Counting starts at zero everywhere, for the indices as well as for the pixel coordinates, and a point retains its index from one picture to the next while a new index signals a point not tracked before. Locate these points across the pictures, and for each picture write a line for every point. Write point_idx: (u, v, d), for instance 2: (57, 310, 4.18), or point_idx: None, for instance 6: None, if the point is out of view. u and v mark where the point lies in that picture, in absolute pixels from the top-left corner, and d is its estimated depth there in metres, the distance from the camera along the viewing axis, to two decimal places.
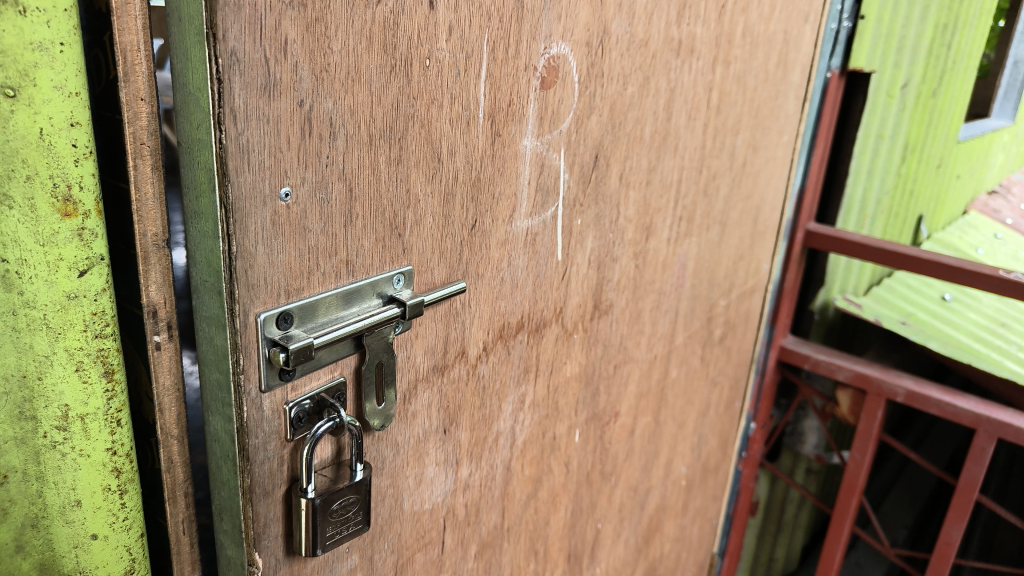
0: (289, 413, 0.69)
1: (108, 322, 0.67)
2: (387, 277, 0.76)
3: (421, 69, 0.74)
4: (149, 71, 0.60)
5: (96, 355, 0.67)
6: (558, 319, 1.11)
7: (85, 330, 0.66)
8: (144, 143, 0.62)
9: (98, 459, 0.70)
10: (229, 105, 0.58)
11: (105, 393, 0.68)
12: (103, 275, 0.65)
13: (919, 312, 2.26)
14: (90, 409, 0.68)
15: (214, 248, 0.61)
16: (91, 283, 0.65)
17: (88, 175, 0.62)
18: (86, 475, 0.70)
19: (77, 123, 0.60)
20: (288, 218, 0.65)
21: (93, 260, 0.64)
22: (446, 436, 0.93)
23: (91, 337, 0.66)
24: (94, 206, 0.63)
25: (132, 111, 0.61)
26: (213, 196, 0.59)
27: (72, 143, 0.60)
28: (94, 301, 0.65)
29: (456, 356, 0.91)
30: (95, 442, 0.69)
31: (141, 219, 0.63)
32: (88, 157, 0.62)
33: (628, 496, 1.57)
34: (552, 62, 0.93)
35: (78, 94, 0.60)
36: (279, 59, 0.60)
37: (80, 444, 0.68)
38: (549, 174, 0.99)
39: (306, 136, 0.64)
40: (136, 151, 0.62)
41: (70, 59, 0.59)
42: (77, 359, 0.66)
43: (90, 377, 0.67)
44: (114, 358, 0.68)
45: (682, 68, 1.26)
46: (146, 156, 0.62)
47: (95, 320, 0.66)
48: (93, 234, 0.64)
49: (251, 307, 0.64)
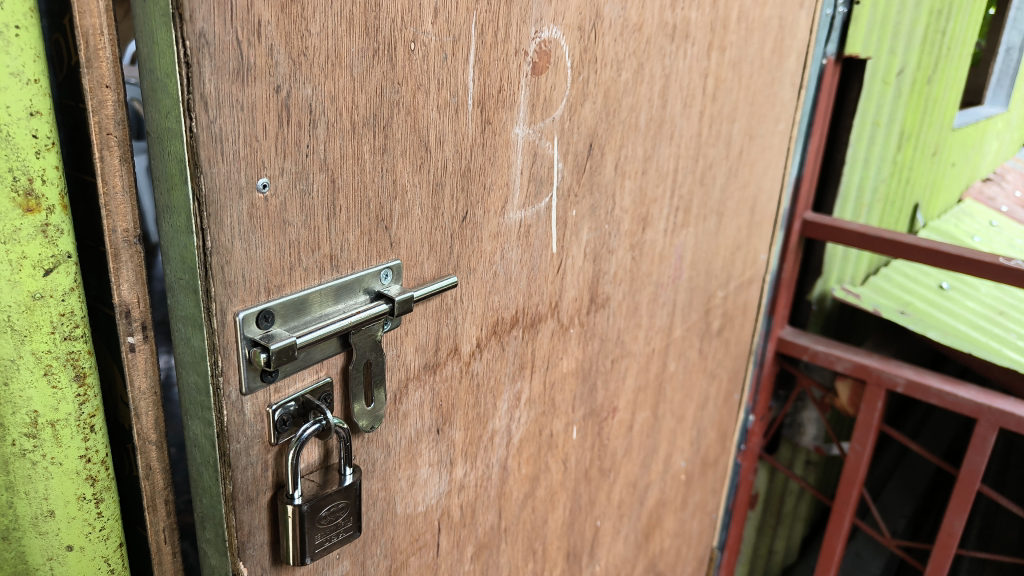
0: (273, 416, 0.66)
1: (77, 324, 0.64)
2: (374, 272, 0.73)
3: (406, 54, 0.71)
4: (114, 57, 0.57)
5: (66, 358, 0.64)
6: (553, 314, 1.08)
7: (53, 332, 0.62)
8: (110, 134, 0.59)
9: (71, 467, 0.67)
10: (199, 90, 0.54)
11: (76, 398, 0.65)
12: (71, 273, 0.62)
13: (917, 301, 2.24)
14: (61, 415, 0.65)
15: (188, 244, 0.57)
16: (58, 282, 0.61)
17: (51, 168, 0.59)
18: (59, 484, 0.66)
19: (36, 113, 0.57)
20: (266, 211, 0.61)
21: (59, 258, 0.61)
22: (439, 435, 0.90)
23: (60, 340, 0.63)
24: (59, 201, 0.60)
25: (97, 99, 0.57)
26: (185, 189, 0.56)
27: (32, 133, 0.57)
28: (62, 302, 0.62)
29: (449, 353, 0.87)
30: (67, 449, 0.66)
31: (110, 214, 0.60)
32: (50, 149, 0.58)
33: (627, 492, 1.54)
34: (544, 47, 0.90)
35: (37, 81, 0.56)
36: (252, 42, 0.57)
37: (51, 451, 0.65)
38: (542, 163, 0.95)
39: (284, 124, 0.60)
40: (102, 142, 0.58)
41: (28, 44, 0.55)
42: (45, 363, 0.62)
43: (60, 382, 0.64)
44: (85, 361, 0.65)
45: (677, 54, 1.23)
46: (113, 148, 0.59)
47: (63, 322, 0.63)
48: (59, 231, 0.60)
49: (229, 305, 0.60)
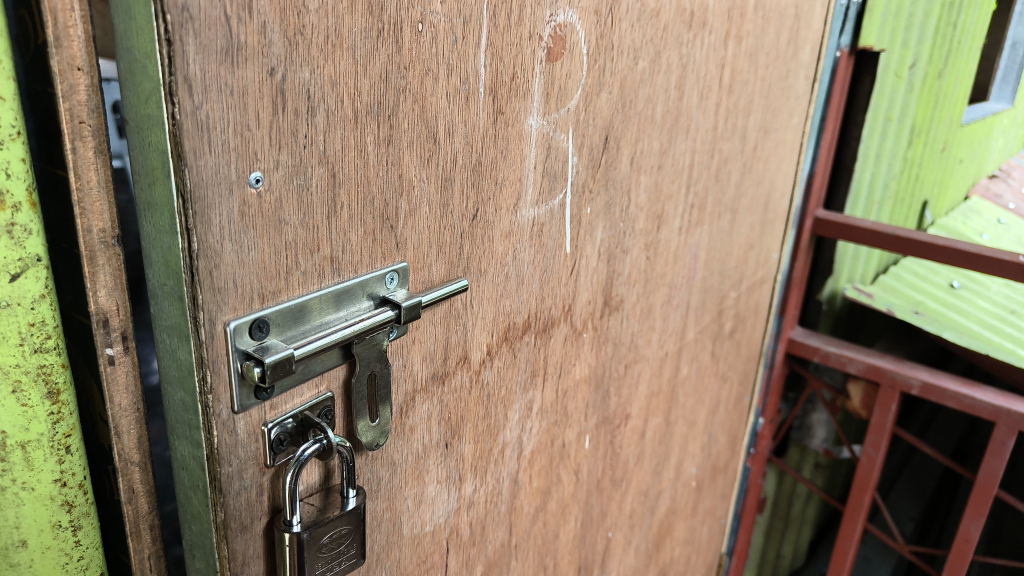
0: (269, 435, 0.59)
1: (49, 335, 0.58)
2: (379, 276, 0.67)
3: (413, 35, 0.64)
4: (86, 35, 0.50)
5: (37, 373, 0.58)
6: (566, 318, 1.02)
7: (22, 344, 0.56)
8: (83, 123, 0.52)
9: (44, 492, 0.61)
10: (182, 72, 0.47)
11: (49, 416, 0.60)
12: (41, 279, 0.56)
13: (929, 301, 2.13)
14: (33, 435, 0.59)
15: (173, 246, 0.51)
16: (26, 288, 0.56)
17: (17, 161, 0.53)
18: (31, 511, 0.61)
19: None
20: (260, 209, 0.54)
21: (27, 262, 0.55)
22: (448, 450, 0.84)
23: (29, 353, 0.57)
24: (26, 198, 0.54)
25: (68, 83, 0.51)
26: (168, 184, 0.49)
27: None
28: (31, 311, 0.56)
29: (458, 362, 0.81)
30: (40, 472, 0.60)
31: (84, 212, 0.54)
32: (15, 139, 0.52)
33: (639, 502, 1.48)
34: (559, 32, 0.83)
35: None
36: (243, 18, 0.50)
37: (22, 475, 0.59)
38: (556, 157, 0.89)
39: (279, 111, 0.54)
40: (74, 132, 0.52)
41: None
42: (13, 379, 0.57)
43: (30, 398, 0.58)
44: (58, 375, 0.59)
45: (694, 42, 1.16)
46: (87, 138, 0.53)
47: (32, 333, 0.57)
48: (26, 231, 0.55)
49: (219, 315, 0.53)
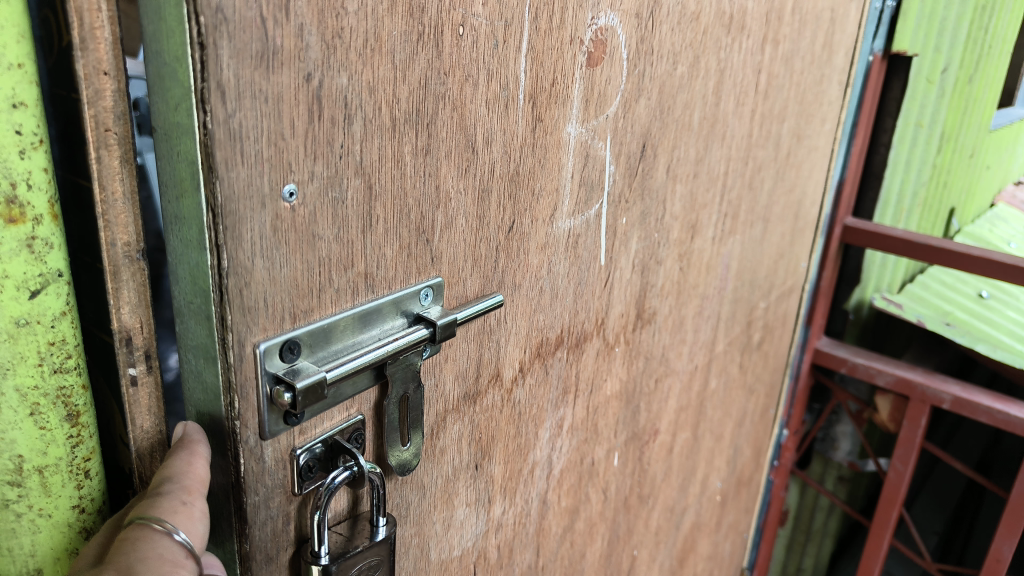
0: (299, 462, 0.56)
1: (70, 354, 0.54)
2: (413, 292, 0.63)
3: (453, 39, 0.61)
4: (114, 37, 0.47)
5: (56, 395, 0.54)
6: (599, 332, 0.98)
7: (41, 364, 0.53)
8: (108, 130, 0.49)
9: (61, 519, 0.57)
10: (216, 78, 0.44)
11: (68, 439, 0.56)
12: (62, 295, 0.53)
13: (958, 311, 2.01)
14: (51, 460, 0.55)
15: (201, 262, 0.48)
16: (47, 305, 0.52)
17: (38, 170, 0.49)
18: (47, 539, 0.57)
19: (20, 104, 0.48)
20: (293, 223, 0.51)
21: (48, 277, 0.52)
22: (478, 472, 0.80)
23: (48, 373, 0.53)
24: (47, 209, 0.51)
25: (93, 88, 0.48)
26: (198, 197, 0.46)
27: (15, 128, 0.47)
28: (51, 329, 0.53)
29: (490, 380, 0.78)
30: (57, 499, 0.57)
31: (108, 226, 0.51)
32: (37, 146, 0.49)
33: (664, 518, 1.44)
34: (600, 35, 0.79)
35: (20, 65, 0.47)
36: (280, 19, 0.47)
37: (38, 501, 0.56)
38: (594, 166, 0.85)
39: (315, 120, 0.51)
40: (99, 140, 0.49)
41: (11, 19, 0.46)
42: (31, 401, 0.53)
43: (49, 422, 0.54)
44: (78, 397, 0.56)
45: (732, 47, 1.12)
46: (112, 146, 0.50)
47: (52, 352, 0.53)
48: (47, 244, 0.51)
49: (248, 336, 0.50)
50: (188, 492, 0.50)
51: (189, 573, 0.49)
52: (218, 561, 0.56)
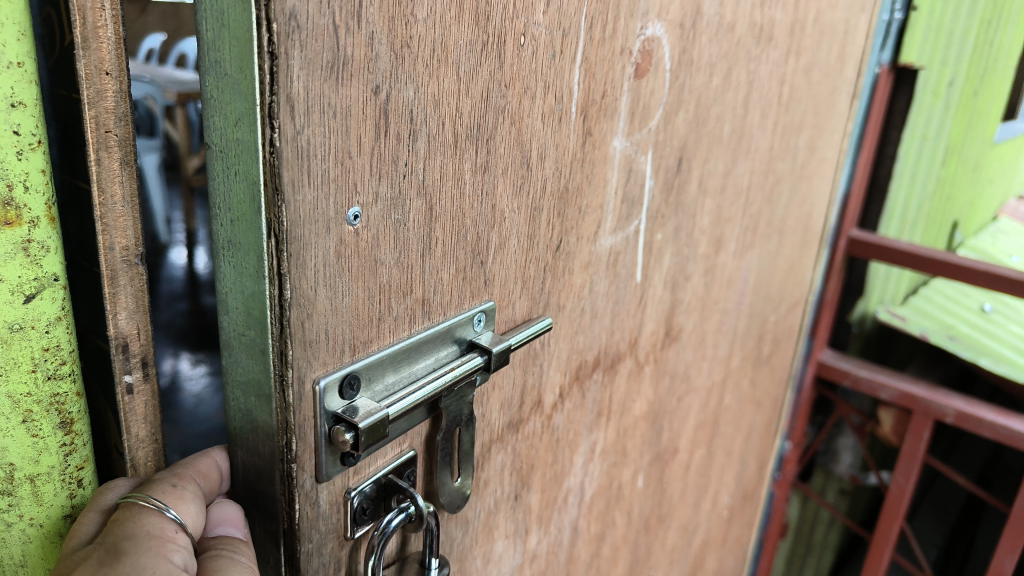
0: (355, 504, 0.51)
1: (64, 360, 0.49)
2: (467, 318, 0.59)
3: (515, 48, 0.57)
4: (118, 39, 0.43)
5: (49, 402, 0.48)
6: (631, 352, 0.94)
7: (34, 370, 0.47)
8: (109, 132, 0.45)
9: (53, 530, 0.51)
10: (285, 91, 0.40)
11: (61, 448, 0.50)
12: (58, 298, 0.47)
13: (961, 325, 1.94)
14: (43, 468, 0.49)
15: (258, 291, 0.43)
16: (41, 310, 0.46)
17: (36, 171, 0.44)
18: (38, 549, 0.50)
19: (19, 105, 0.42)
20: (356, 248, 0.46)
21: (43, 281, 0.46)
22: (517, 502, 0.76)
23: (42, 380, 0.48)
24: (45, 212, 0.45)
25: (94, 88, 0.43)
26: (259, 220, 0.42)
27: (13, 129, 0.43)
28: (45, 334, 0.47)
29: (533, 407, 0.74)
30: (49, 507, 0.50)
31: (107, 229, 0.46)
32: (36, 147, 0.44)
33: (679, 537, 1.41)
34: (647, 46, 0.76)
35: (21, 65, 0.42)
36: (351, 28, 0.42)
37: (29, 510, 0.50)
38: (636, 181, 0.82)
39: (380, 136, 0.46)
40: (99, 142, 0.44)
41: (13, 14, 0.41)
42: (23, 409, 0.47)
43: (41, 429, 0.48)
44: (73, 404, 0.50)
45: (760, 58, 1.10)
46: (113, 148, 0.45)
47: (45, 358, 0.48)
48: (43, 248, 0.46)
49: (308, 371, 0.45)
50: (178, 477, 0.47)
51: (181, 548, 0.45)
52: (236, 512, 0.50)
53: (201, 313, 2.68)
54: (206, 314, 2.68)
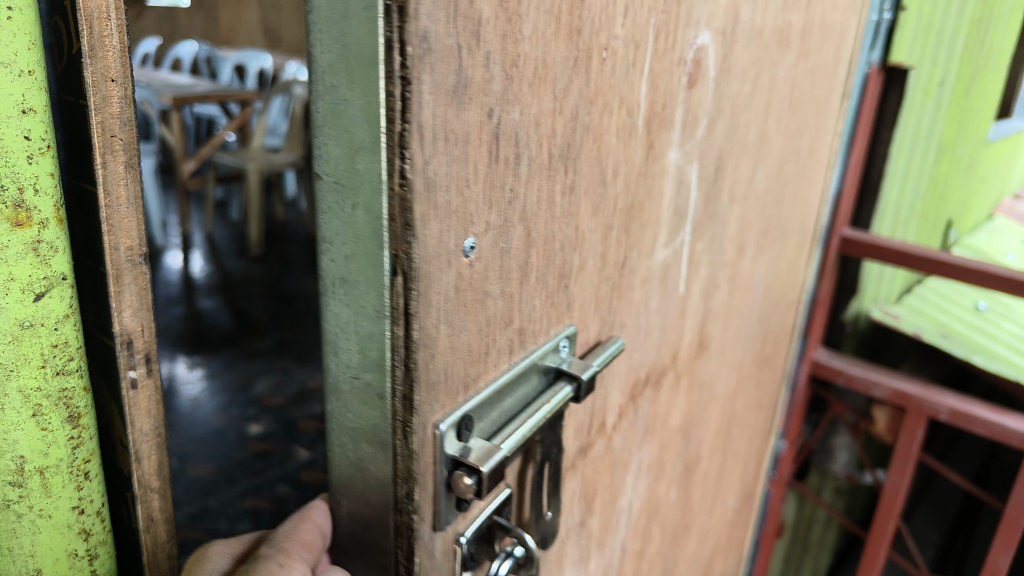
0: (462, 551, 0.48)
1: (73, 355, 0.48)
2: (553, 344, 0.57)
3: (599, 64, 0.55)
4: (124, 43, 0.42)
5: (59, 397, 0.47)
6: (673, 364, 0.93)
7: (43, 366, 0.46)
8: (116, 136, 0.43)
9: (61, 521, 0.50)
10: (416, 118, 0.37)
11: (70, 441, 0.49)
12: (65, 297, 0.47)
13: (954, 322, 1.96)
14: (53, 461, 0.48)
15: (378, 333, 0.40)
16: (50, 308, 0.46)
17: (45, 175, 0.44)
18: (47, 540, 0.49)
19: (29, 110, 0.42)
20: (471, 280, 0.44)
21: (51, 280, 0.45)
22: (583, 528, 0.74)
23: (52, 376, 0.47)
24: (53, 214, 0.45)
25: (99, 94, 0.42)
26: (385, 258, 0.38)
27: (22, 133, 0.42)
28: (54, 331, 0.46)
29: (598, 430, 0.72)
30: (58, 499, 0.49)
31: (110, 230, 0.44)
32: (45, 152, 0.44)
33: (697, 545, 1.41)
34: (698, 55, 0.75)
35: (31, 71, 0.42)
36: (472, 48, 0.40)
37: (38, 502, 0.48)
38: (684, 192, 0.80)
39: (493, 162, 0.44)
40: (105, 146, 0.43)
41: (24, 25, 0.41)
42: (34, 403, 0.46)
43: (51, 423, 0.47)
44: (81, 399, 0.49)
45: (779, 62, 1.09)
46: (119, 151, 0.44)
47: (55, 354, 0.47)
48: (51, 248, 0.45)
49: (430, 415, 0.42)
50: (286, 555, 0.47)
51: None
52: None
53: (196, 318, 2.70)
54: (201, 319, 2.71)
